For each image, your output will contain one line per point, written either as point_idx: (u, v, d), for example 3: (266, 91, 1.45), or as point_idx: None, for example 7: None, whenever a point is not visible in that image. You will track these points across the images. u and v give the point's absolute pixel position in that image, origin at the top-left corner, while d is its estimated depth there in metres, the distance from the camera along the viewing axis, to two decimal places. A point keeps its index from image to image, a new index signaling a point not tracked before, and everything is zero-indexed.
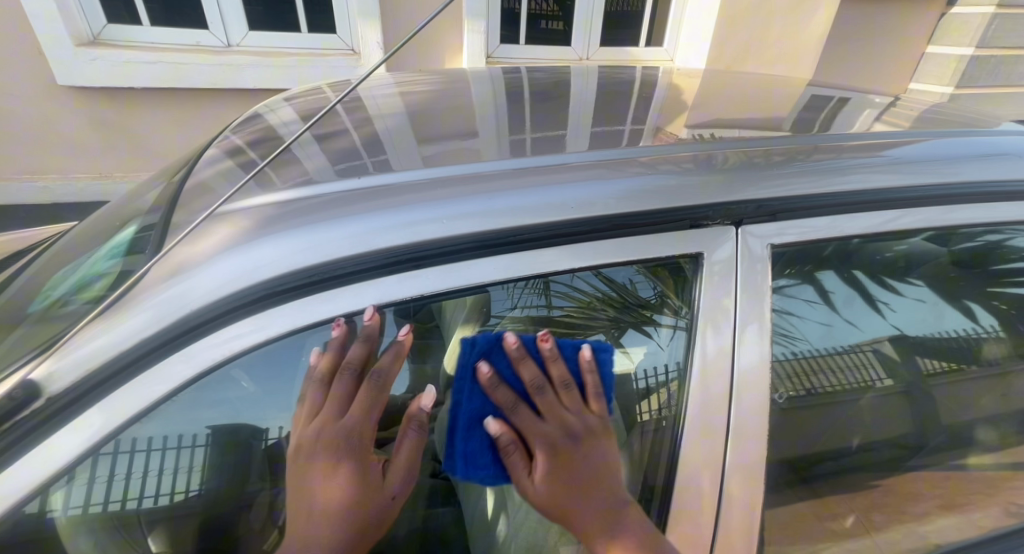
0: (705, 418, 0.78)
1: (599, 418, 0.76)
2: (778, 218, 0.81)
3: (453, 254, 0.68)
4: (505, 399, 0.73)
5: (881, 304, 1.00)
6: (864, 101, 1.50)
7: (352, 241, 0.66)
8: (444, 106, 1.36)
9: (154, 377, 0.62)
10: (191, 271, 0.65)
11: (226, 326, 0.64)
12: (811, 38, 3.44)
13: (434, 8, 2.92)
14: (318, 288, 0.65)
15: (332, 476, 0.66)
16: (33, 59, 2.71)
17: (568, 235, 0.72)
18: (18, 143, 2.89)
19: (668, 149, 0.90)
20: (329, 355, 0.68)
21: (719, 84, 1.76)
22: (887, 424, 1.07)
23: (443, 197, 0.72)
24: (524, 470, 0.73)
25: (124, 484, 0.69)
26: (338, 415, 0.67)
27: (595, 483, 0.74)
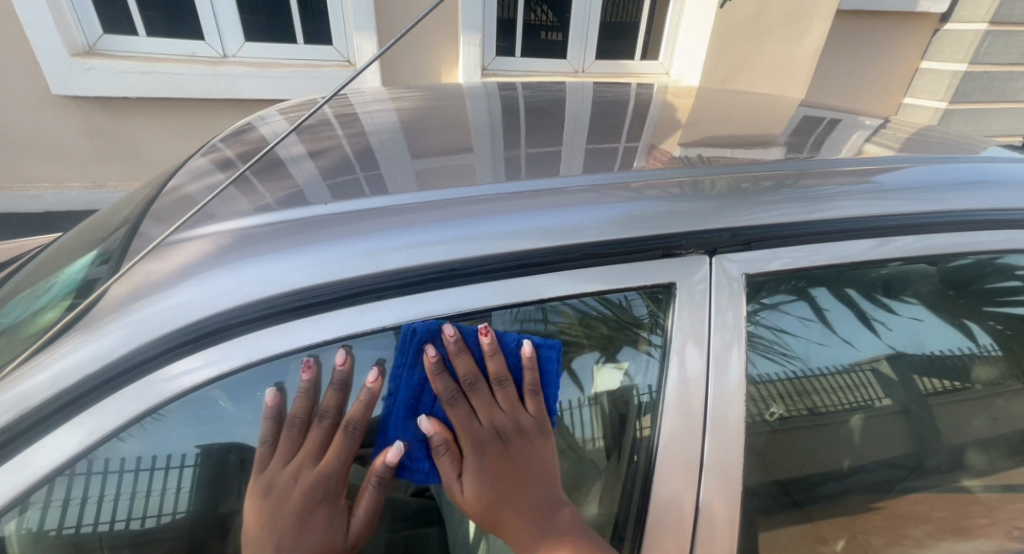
0: (679, 446, 0.77)
1: (533, 418, 0.72)
2: (753, 247, 0.80)
3: (417, 283, 0.67)
4: (443, 394, 0.69)
5: (877, 322, 0.97)
6: (854, 122, 1.49)
7: (308, 272, 0.64)
8: (436, 122, 1.36)
9: (105, 409, 0.61)
10: (141, 302, 0.63)
11: (178, 360, 0.62)
12: (806, 52, 3.46)
13: (430, 22, 2.94)
14: (275, 320, 0.64)
15: (303, 519, 0.66)
16: (28, 69, 2.72)
17: (538, 264, 0.71)
18: (13, 152, 2.90)
19: (651, 173, 0.89)
20: (302, 400, 0.67)
21: (711, 102, 1.76)
22: (880, 447, 1.05)
23: (411, 224, 0.71)
24: (452, 469, 0.70)
25: (102, 506, 0.67)
26: (310, 462, 0.67)
27: (523, 486, 0.71)
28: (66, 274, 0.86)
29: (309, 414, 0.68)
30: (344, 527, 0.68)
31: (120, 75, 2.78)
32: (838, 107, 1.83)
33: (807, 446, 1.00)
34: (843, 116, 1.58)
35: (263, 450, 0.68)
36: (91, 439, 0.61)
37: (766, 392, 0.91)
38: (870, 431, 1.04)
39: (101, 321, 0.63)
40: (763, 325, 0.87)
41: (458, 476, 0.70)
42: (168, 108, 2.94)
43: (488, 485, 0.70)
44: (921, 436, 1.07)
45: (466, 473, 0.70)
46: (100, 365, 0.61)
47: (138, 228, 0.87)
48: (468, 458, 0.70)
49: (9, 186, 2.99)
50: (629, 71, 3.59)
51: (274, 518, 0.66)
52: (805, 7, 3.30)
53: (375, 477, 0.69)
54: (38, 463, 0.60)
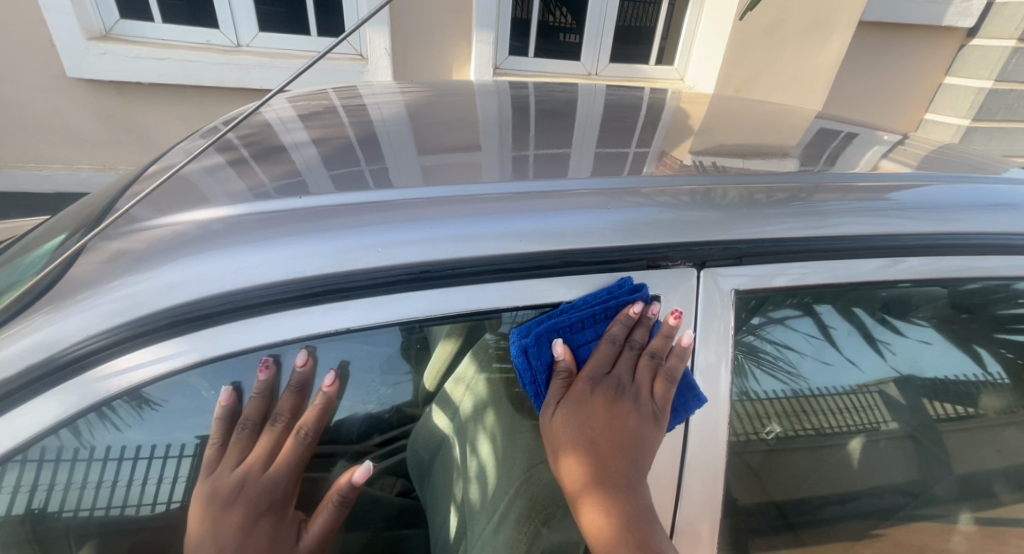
0: (657, 466, 0.74)
1: (654, 400, 0.71)
2: (745, 261, 0.76)
3: (387, 285, 0.65)
4: (612, 335, 0.72)
5: (883, 343, 0.93)
6: (872, 137, 1.44)
7: (270, 268, 0.62)
8: (441, 118, 1.34)
9: (58, 397, 0.59)
10: (103, 286, 0.61)
11: (132, 350, 0.60)
12: (824, 63, 3.39)
13: (444, 19, 2.92)
14: (233, 316, 0.62)
15: (247, 526, 0.65)
16: (44, 50, 2.75)
17: (513, 271, 0.68)
18: (27, 132, 2.94)
19: (650, 180, 0.86)
20: (255, 403, 0.67)
21: (723, 110, 1.72)
22: (879, 472, 1.00)
23: (385, 222, 0.68)
24: (556, 394, 0.72)
25: (83, 489, 0.67)
26: (258, 468, 0.67)
27: (610, 444, 0.68)
28: (33, 258, 0.84)
29: (262, 418, 0.67)
30: (291, 539, 0.68)
31: (134, 61, 2.79)
32: (856, 121, 1.77)
33: (804, 468, 0.96)
34: (860, 130, 1.54)
35: (212, 452, 0.67)
36: (32, 430, 0.58)
37: (764, 410, 0.89)
38: (872, 457, 1.00)
39: (54, 308, 0.61)
40: (767, 340, 0.85)
41: (557, 405, 0.71)
42: (181, 94, 2.96)
43: (580, 427, 0.69)
44: (926, 463, 1.03)
45: (567, 404, 0.71)
46: (50, 352, 0.59)
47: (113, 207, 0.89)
48: (576, 392, 0.71)
49: (21, 165, 3.01)
50: (643, 75, 3.52)
51: (218, 526, 0.65)
52: (826, 19, 3.24)
53: (336, 494, 0.71)
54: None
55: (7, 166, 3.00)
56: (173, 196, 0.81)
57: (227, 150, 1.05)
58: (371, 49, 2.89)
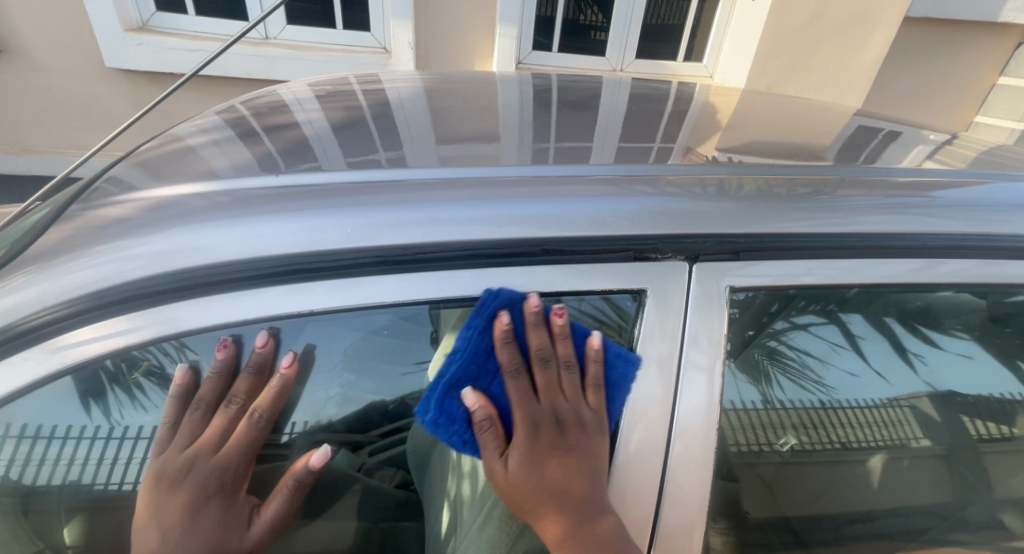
0: (636, 470, 0.70)
1: (593, 413, 0.69)
2: (742, 257, 0.71)
3: (353, 267, 0.62)
4: (510, 364, 0.66)
5: (917, 357, 0.87)
6: (914, 136, 1.35)
7: (233, 245, 0.61)
8: (451, 107, 1.31)
9: (15, 366, 0.59)
10: (71, 258, 0.61)
11: (93, 322, 0.60)
12: (864, 60, 3.23)
13: (469, 13, 2.91)
14: (194, 292, 0.61)
15: (192, 512, 0.64)
16: (84, 41, 2.86)
17: (488, 258, 0.65)
18: (67, 120, 3.06)
19: (655, 169, 0.81)
20: (209, 384, 0.65)
21: (753, 106, 1.64)
22: (906, 492, 0.93)
23: (358, 203, 0.66)
24: (496, 446, 0.67)
25: (45, 464, 0.67)
26: (208, 451, 0.65)
27: (574, 476, 0.66)
28: None
29: (218, 398, 0.65)
30: (242, 524, 0.68)
31: (167, 51, 2.87)
32: (898, 121, 1.66)
33: (820, 482, 0.90)
34: (900, 129, 1.44)
35: (165, 432, 0.65)
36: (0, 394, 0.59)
37: (781, 419, 0.84)
38: (895, 476, 0.92)
39: (27, 276, 0.61)
40: (789, 346, 0.80)
41: (504, 455, 0.67)
42: (210, 84, 3.03)
43: (538, 469, 0.66)
44: (960, 485, 0.94)
45: (514, 453, 0.67)
46: (16, 319, 0.59)
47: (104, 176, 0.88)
48: (519, 439, 0.66)
49: (62, 151, 3.16)
50: (670, 73, 3.43)
51: (165, 509, 0.64)
52: (867, 15, 3.09)
53: (292, 480, 0.71)
54: None
55: (48, 152, 3.14)
56: (162, 170, 0.81)
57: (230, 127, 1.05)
58: (395, 43, 2.90)
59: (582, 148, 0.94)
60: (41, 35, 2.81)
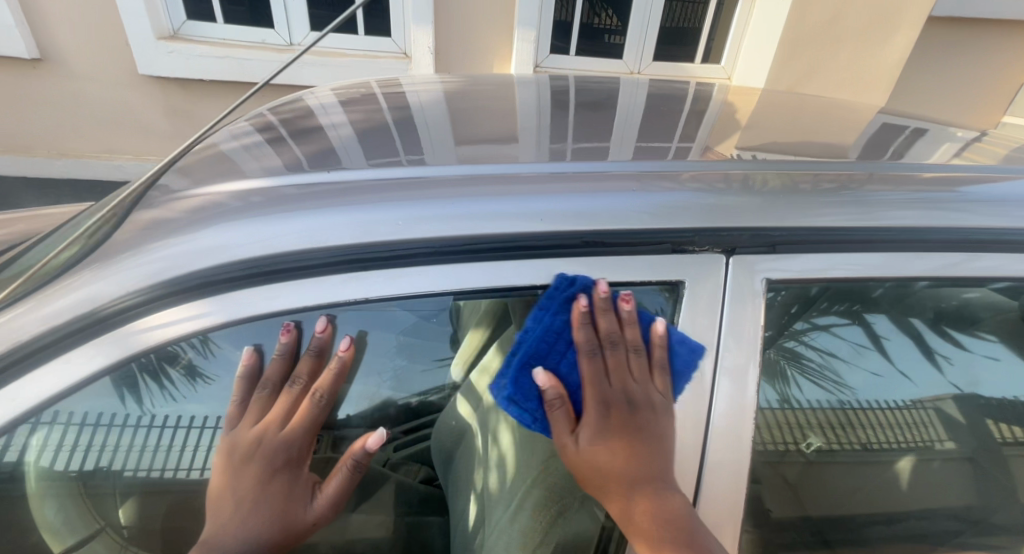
0: (673, 460, 0.71)
1: (660, 393, 0.71)
2: (778, 250, 0.72)
3: (405, 258, 0.65)
4: (580, 344, 0.69)
5: (942, 358, 0.87)
6: (939, 133, 1.35)
7: (294, 237, 0.64)
8: (478, 109, 1.34)
9: (86, 352, 0.62)
10: (139, 251, 0.64)
11: (163, 310, 0.63)
12: (886, 61, 3.20)
13: (488, 18, 2.95)
14: (258, 281, 0.64)
15: (264, 483, 0.66)
16: (117, 50, 2.95)
17: (531, 250, 0.67)
18: (99, 125, 3.17)
19: (685, 166, 0.83)
20: (274, 364, 0.68)
21: (773, 105, 1.65)
22: (933, 495, 0.92)
23: (408, 197, 0.69)
24: (567, 425, 0.69)
25: (100, 451, 0.69)
26: (275, 427, 0.67)
27: (641, 454, 0.68)
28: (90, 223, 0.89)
29: (282, 378, 0.68)
30: (305, 498, 0.69)
31: (197, 58, 2.96)
32: (922, 118, 1.65)
33: (846, 485, 0.90)
34: (925, 127, 1.44)
35: (234, 410, 0.69)
36: (66, 383, 0.61)
37: (806, 420, 0.84)
38: (919, 478, 0.92)
39: (97, 265, 0.64)
40: (811, 346, 0.81)
41: (575, 432, 0.69)
42: (236, 90, 3.11)
43: (609, 446, 0.68)
44: (990, 489, 0.93)
45: (586, 430, 0.69)
46: (90, 307, 0.62)
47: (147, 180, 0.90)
48: (591, 417, 0.69)
49: (95, 155, 3.26)
50: (687, 75, 3.43)
51: (236, 481, 0.66)
52: (889, 16, 3.07)
53: (351, 459, 0.71)
54: (33, 393, 0.61)
55: (81, 156, 3.25)
56: (212, 172, 0.85)
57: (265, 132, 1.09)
58: (415, 47, 2.95)
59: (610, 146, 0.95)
60: (77, 44, 2.92)
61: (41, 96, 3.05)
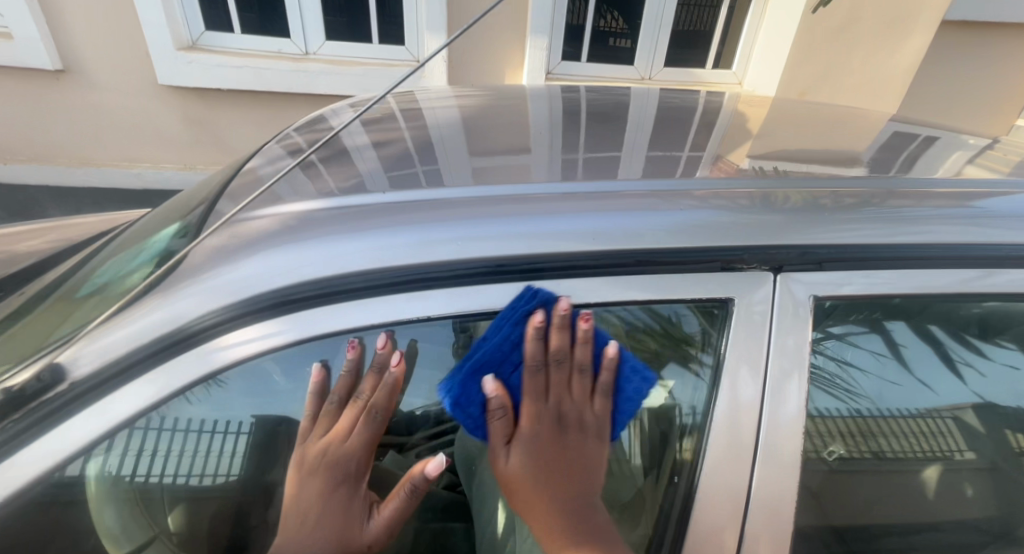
0: (729, 475, 0.71)
1: (596, 417, 0.71)
2: (825, 267, 0.73)
3: (465, 277, 0.67)
4: (529, 359, 0.68)
5: (964, 365, 0.87)
6: (953, 141, 1.36)
7: (360, 257, 0.66)
8: (501, 120, 1.36)
9: (171, 370, 0.63)
10: (211, 272, 0.66)
11: (234, 330, 0.65)
12: (898, 65, 3.20)
13: (500, 26, 2.98)
14: (325, 300, 0.66)
15: (326, 499, 0.70)
16: (138, 61, 3.00)
17: (586, 268, 0.69)
18: (120, 134, 3.21)
19: (721, 182, 0.85)
20: (340, 381, 0.70)
21: (788, 113, 1.67)
22: (954, 505, 0.93)
23: (463, 217, 0.71)
24: (501, 437, 0.70)
25: (159, 460, 0.70)
26: (337, 444, 0.70)
27: (564, 474, 0.70)
28: (155, 244, 0.92)
29: (346, 395, 0.70)
30: (363, 516, 0.72)
31: (216, 69, 3.00)
32: (936, 126, 1.66)
33: (868, 494, 0.90)
34: (940, 134, 1.45)
35: (305, 424, 0.71)
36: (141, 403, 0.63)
37: (831, 429, 0.84)
38: (937, 488, 0.93)
39: (172, 286, 0.66)
40: (827, 357, 0.80)
41: (509, 445, 0.70)
42: (254, 99, 3.15)
43: (536, 464, 0.69)
44: (1011, 500, 0.93)
45: (518, 445, 0.70)
46: (170, 328, 0.64)
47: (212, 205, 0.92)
48: (524, 432, 0.69)
49: (115, 164, 3.31)
50: (698, 80, 3.46)
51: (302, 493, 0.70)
52: (900, 21, 3.07)
53: (408, 484, 0.72)
54: (111, 413, 0.62)
55: (102, 165, 3.30)
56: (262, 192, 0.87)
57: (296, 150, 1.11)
58: (429, 56, 2.98)
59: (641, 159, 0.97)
60: (100, 56, 2.97)
61: (62, 105, 3.10)
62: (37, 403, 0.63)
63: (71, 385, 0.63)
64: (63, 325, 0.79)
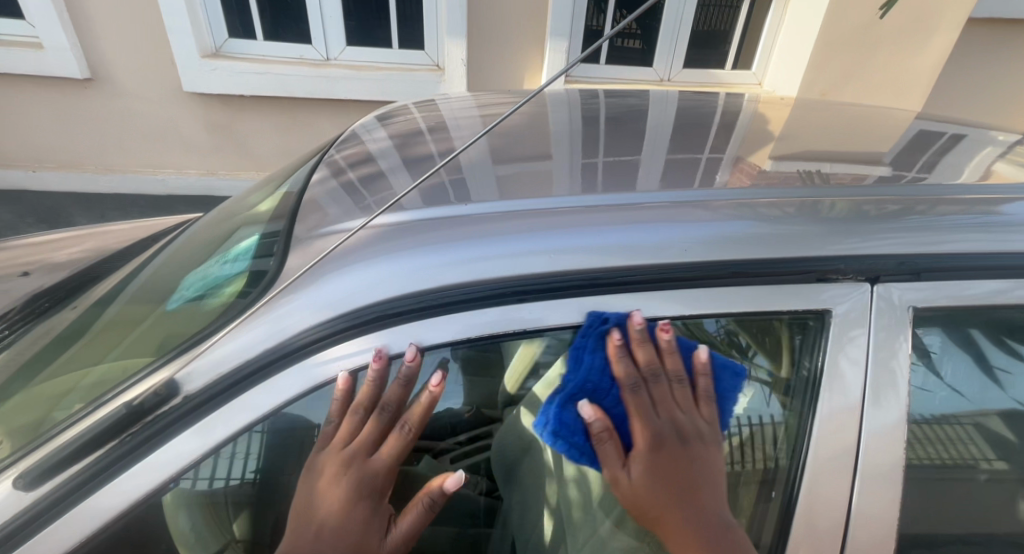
0: (826, 489, 0.69)
1: (705, 423, 0.69)
2: (924, 277, 0.71)
3: (561, 289, 0.68)
4: (626, 376, 0.67)
5: (1001, 371, 0.79)
6: (986, 138, 1.36)
7: (458, 269, 0.67)
8: (541, 123, 1.36)
9: (277, 384, 0.65)
10: (309, 285, 0.67)
11: (337, 344, 0.66)
12: (920, 63, 3.17)
13: (520, 29, 2.98)
14: (426, 313, 0.66)
15: (347, 513, 0.65)
16: (164, 68, 3.03)
17: (680, 280, 0.69)
18: (146, 141, 3.26)
19: (786, 187, 0.84)
20: (366, 389, 0.66)
21: (815, 113, 1.66)
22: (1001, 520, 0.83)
23: (550, 228, 0.71)
24: (617, 459, 0.66)
25: (217, 461, 0.66)
26: (362, 456, 0.67)
27: (690, 487, 0.66)
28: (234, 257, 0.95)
29: (374, 403, 0.67)
30: (380, 533, 0.67)
31: (240, 75, 3.03)
32: (974, 124, 1.64)
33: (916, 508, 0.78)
34: (971, 131, 1.45)
35: (329, 431, 0.68)
36: (250, 416, 0.64)
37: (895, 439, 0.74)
38: (965, 500, 0.81)
39: (275, 300, 0.67)
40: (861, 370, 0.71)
41: (625, 467, 0.66)
42: (276, 105, 3.18)
43: (659, 481, 0.65)
44: None
45: (637, 467, 0.66)
46: (278, 341, 0.65)
47: (293, 214, 0.93)
48: (641, 451, 0.66)
49: (141, 170, 3.36)
50: (717, 81, 3.46)
51: (321, 508, 0.66)
52: (926, 18, 3.04)
53: (427, 496, 0.68)
54: (222, 426, 0.64)
55: (129, 172, 3.35)
56: (323, 208, 0.87)
57: (330, 168, 1.13)
58: (448, 59, 2.99)
59: (695, 163, 0.97)
60: (127, 64, 3.01)
61: (91, 112, 3.14)
62: (154, 416, 0.64)
63: (184, 398, 0.65)
64: (164, 337, 0.82)
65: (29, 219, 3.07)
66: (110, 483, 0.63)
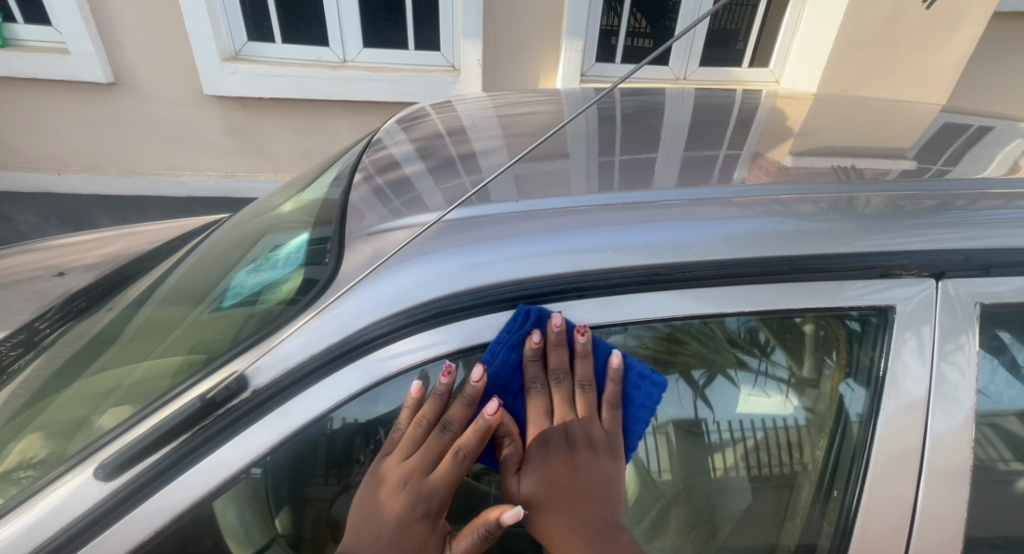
0: (887, 486, 0.68)
1: (607, 432, 0.68)
2: (991, 273, 0.70)
3: (620, 285, 0.68)
4: (532, 377, 0.69)
5: None
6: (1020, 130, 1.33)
7: (516, 265, 0.67)
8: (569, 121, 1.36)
9: (339, 379, 0.65)
10: (368, 280, 0.68)
11: (397, 340, 0.66)
12: (939, 57, 3.12)
13: (536, 29, 2.98)
14: (484, 309, 0.67)
15: (404, 529, 0.65)
16: (186, 72, 3.07)
17: (739, 276, 0.68)
18: (168, 145, 3.31)
19: (830, 181, 0.83)
20: (432, 402, 0.67)
21: (839, 108, 1.65)
22: None
23: (604, 225, 0.71)
24: (511, 463, 0.68)
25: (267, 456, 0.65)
26: (422, 472, 0.66)
27: (580, 494, 0.67)
28: (287, 255, 0.96)
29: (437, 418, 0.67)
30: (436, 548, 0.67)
31: (260, 78, 3.05)
32: (1001, 116, 1.61)
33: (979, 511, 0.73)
34: (1000, 123, 1.42)
35: (393, 439, 0.69)
36: (313, 412, 0.65)
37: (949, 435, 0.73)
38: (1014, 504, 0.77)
39: (336, 297, 0.68)
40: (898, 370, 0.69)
41: (517, 472, 0.68)
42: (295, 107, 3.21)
43: (548, 486, 0.67)
44: None
45: (529, 471, 0.67)
46: (340, 336, 0.66)
47: (342, 214, 0.94)
48: (533, 453, 0.68)
49: (162, 173, 3.41)
50: (734, 79, 3.44)
51: (377, 521, 0.66)
52: (947, 12, 2.99)
53: (481, 527, 0.66)
54: (287, 421, 0.65)
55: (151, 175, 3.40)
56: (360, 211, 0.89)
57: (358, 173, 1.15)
58: (465, 60, 3.00)
59: (732, 159, 0.96)
60: (150, 69, 3.05)
61: (115, 117, 3.20)
62: (222, 411, 0.65)
63: (250, 393, 0.66)
64: (218, 334, 0.83)
65: (53, 222, 3.13)
66: (179, 477, 0.64)
